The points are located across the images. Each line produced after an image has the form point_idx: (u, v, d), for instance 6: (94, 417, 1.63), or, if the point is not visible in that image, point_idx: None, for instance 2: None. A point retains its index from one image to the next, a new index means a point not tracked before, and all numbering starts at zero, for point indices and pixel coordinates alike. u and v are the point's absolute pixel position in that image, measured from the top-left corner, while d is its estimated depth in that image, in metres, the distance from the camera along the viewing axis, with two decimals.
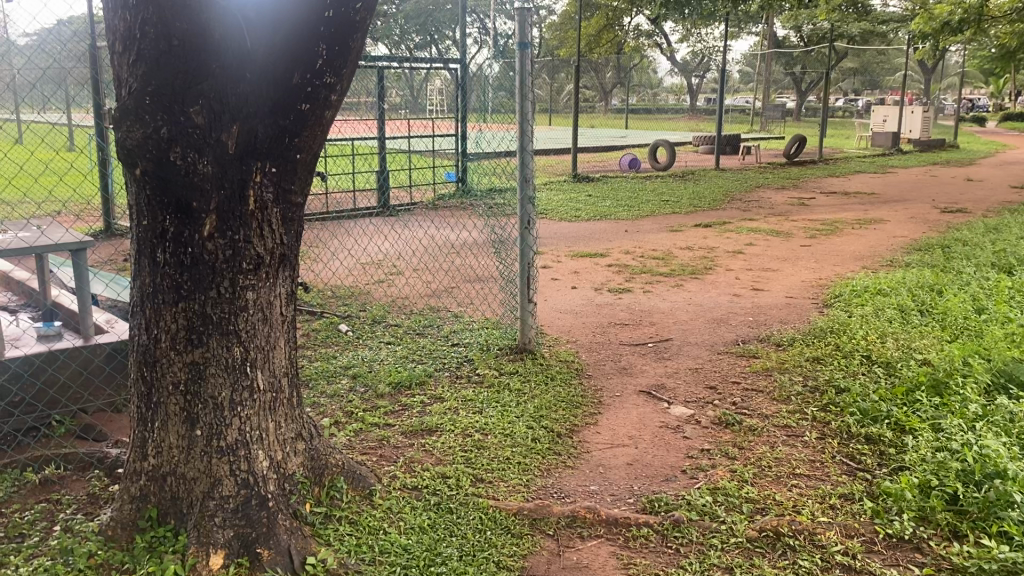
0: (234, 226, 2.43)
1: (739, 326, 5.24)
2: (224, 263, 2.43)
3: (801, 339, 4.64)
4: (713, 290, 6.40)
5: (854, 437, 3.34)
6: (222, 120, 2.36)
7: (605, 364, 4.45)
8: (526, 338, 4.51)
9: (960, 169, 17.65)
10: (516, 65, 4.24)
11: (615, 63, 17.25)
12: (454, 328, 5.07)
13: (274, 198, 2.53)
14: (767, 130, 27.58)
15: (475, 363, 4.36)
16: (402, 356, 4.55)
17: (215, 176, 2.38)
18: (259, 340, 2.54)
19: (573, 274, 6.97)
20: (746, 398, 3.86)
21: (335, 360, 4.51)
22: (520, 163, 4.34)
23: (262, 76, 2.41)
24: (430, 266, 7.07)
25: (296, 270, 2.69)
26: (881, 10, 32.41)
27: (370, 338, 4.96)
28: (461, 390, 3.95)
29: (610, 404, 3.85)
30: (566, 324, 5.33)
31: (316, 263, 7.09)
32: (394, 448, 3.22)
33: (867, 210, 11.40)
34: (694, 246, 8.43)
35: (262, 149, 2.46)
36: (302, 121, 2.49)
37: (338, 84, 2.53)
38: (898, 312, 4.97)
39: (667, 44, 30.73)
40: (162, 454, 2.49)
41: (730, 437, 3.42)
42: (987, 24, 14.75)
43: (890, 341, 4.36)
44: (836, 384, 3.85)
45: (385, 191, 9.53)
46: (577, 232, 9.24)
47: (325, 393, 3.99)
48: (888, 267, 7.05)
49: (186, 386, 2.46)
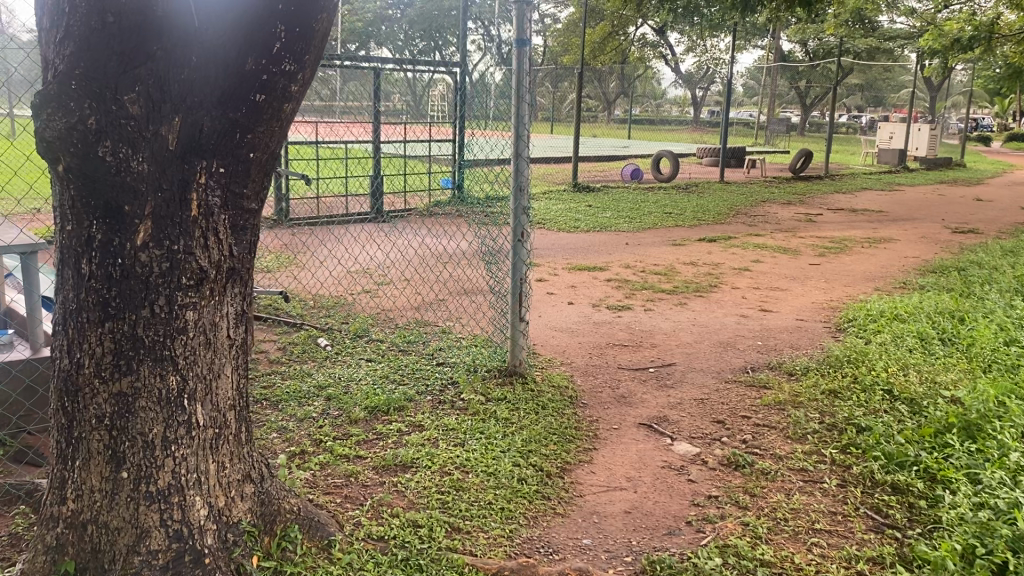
0: (172, 234, 2.08)
1: (748, 351, 4.88)
2: (160, 278, 2.08)
3: (816, 369, 4.29)
4: (718, 310, 6.04)
5: (878, 487, 2.99)
6: (163, 111, 2.02)
7: (603, 391, 4.09)
8: (517, 359, 4.15)
9: (968, 189, 17.29)
10: (513, 65, 3.91)
11: (619, 73, 16.93)
12: (441, 345, 4.72)
13: (222, 203, 2.17)
14: (771, 144, 27.28)
15: (461, 386, 3.99)
16: (383, 376, 4.18)
17: (152, 175, 2.03)
18: (201, 368, 2.18)
19: (570, 288, 6.63)
20: (757, 436, 3.51)
21: (310, 379, 4.15)
22: (514, 168, 3.99)
23: (213, 62, 2.05)
24: (422, 276, 6.73)
25: (248, 286, 2.33)
26: (887, 25, 32.16)
27: (351, 354, 4.60)
28: (443, 417, 3.59)
29: (607, 438, 3.48)
30: (562, 344, 4.97)
31: (301, 270, 6.74)
32: (362, 487, 2.86)
33: (875, 228, 11.05)
34: (698, 262, 8.08)
35: (208, 147, 2.10)
36: (261, 115, 2.14)
37: (301, 72, 2.18)
38: (919, 340, 4.62)
39: (672, 55, 30.44)
40: (82, 499, 2.13)
41: (740, 482, 3.07)
42: (998, 43, 14.46)
43: (912, 373, 4.00)
44: (857, 422, 3.49)
45: (379, 196, 9.17)
46: (578, 244, 8.90)
47: (296, 418, 3.63)
48: (901, 289, 6.72)
49: (113, 421, 2.10)
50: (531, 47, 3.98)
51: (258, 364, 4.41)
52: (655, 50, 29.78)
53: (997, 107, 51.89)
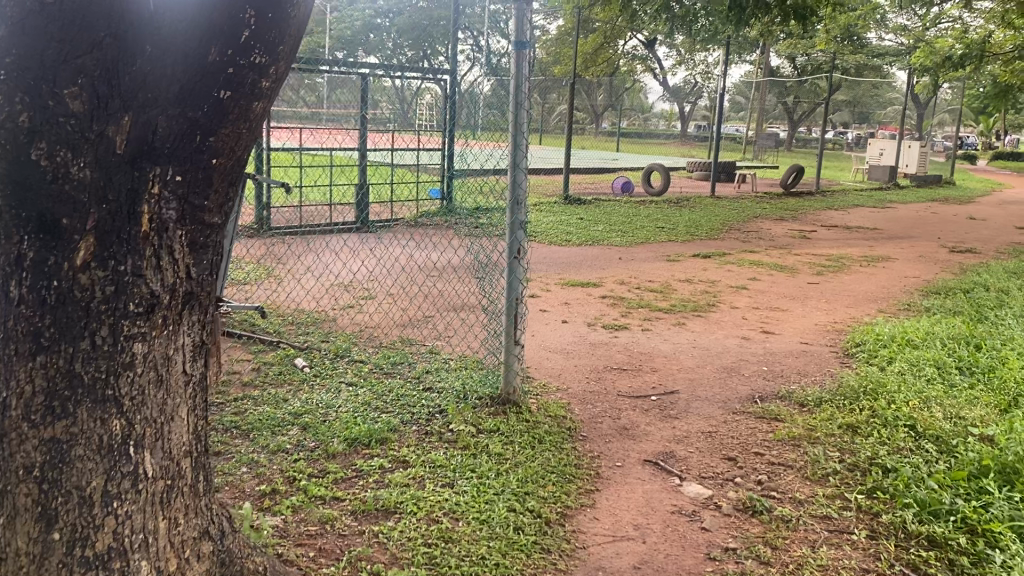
0: (119, 253, 1.76)
1: (754, 377, 4.60)
2: (104, 304, 1.77)
3: (829, 399, 4.01)
4: (719, 331, 5.75)
5: (912, 539, 2.71)
6: (110, 108, 1.70)
7: (603, 421, 3.79)
8: (511, 386, 3.85)
9: (960, 207, 17.11)
10: (512, 69, 3.63)
11: (609, 85, 16.71)
12: (429, 367, 4.41)
13: (178, 216, 1.85)
14: (760, 160, 27.10)
15: (450, 416, 3.68)
16: (364, 403, 3.86)
17: (95, 184, 1.72)
18: (151, 409, 1.87)
19: (563, 305, 6.34)
20: (773, 477, 3.22)
21: (285, 405, 3.84)
22: (511, 181, 3.70)
23: (173, 54, 1.75)
24: (408, 291, 6.42)
25: (207, 313, 2.02)
26: (875, 42, 32.12)
27: (331, 377, 4.28)
28: (429, 452, 3.28)
29: (610, 478, 3.18)
30: (557, 367, 4.67)
31: (280, 283, 6.42)
32: (339, 537, 2.56)
33: (872, 246, 10.80)
34: (694, 279, 7.80)
35: (163, 150, 1.78)
36: (228, 114, 1.84)
37: (273, 65, 1.88)
38: (937, 369, 4.34)
39: (661, 69, 30.25)
40: (5, 563, 1.79)
41: (758, 531, 2.79)
42: (990, 60, 14.31)
43: (936, 407, 3.72)
44: (882, 462, 3.21)
45: (364, 205, 8.87)
46: (570, 258, 8.61)
47: (268, 451, 3.33)
48: (906, 312, 6.46)
49: (43, 473, 1.76)
50: (529, 53, 3.69)
51: (230, 387, 4.09)
52: (645, 64, 29.62)
53: (982, 126, 52.02)
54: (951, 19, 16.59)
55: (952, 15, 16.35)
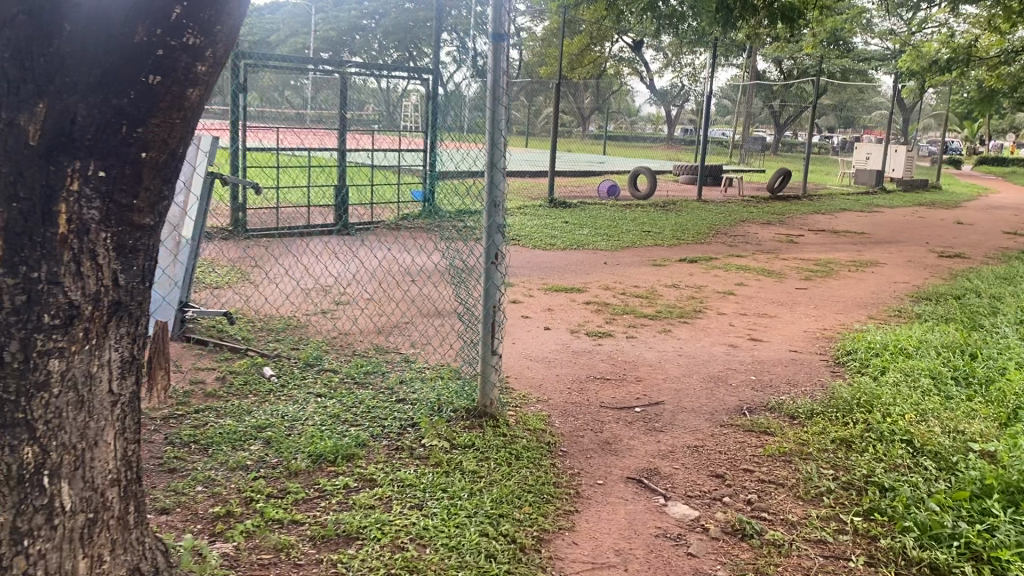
0: (30, 257, 1.55)
1: (742, 387, 4.42)
2: (13, 315, 1.56)
3: (821, 412, 3.84)
4: (705, 339, 5.58)
5: (913, 567, 2.53)
6: (21, 92, 1.51)
7: (584, 435, 3.60)
8: (488, 398, 3.65)
9: (947, 212, 17.02)
10: (489, 66, 3.43)
11: (595, 87, 16.53)
12: (403, 377, 4.21)
13: (102, 217, 1.63)
14: (748, 164, 27.01)
15: (422, 429, 3.47)
16: (332, 416, 3.66)
17: (5, 179, 1.53)
18: (69, 434, 1.66)
19: (546, 311, 6.15)
20: (763, 496, 3.04)
21: (248, 418, 3.63)
22: (489, 181, 3.50)
23: (93, 32, 1.55)
24: (385, 295, 6.22)
25: (139, 325, 1.80)
26: (861, 46, 32.11)
27: (299, 387, 4.07)
28: (399, 470, 3.08)
29: (591, 497, 2.98)
30: (537, 376, 4.47)
31: (253, 287, 6.20)
32: (295, 567, 2.36)
33: (860, 251, 10.66)
34: (679, 284, 7.63)
35: (83, 142, 1.57)
36: (159, 102, 1.63)
37: (209, 48, 1.68)
38: (933, 380, 4.18)
39: (648, 72, 30.09)
40: None
41: (749, 556, 2.60)
42: (977, 65, 14.24)
43: (933, 421, 3.54)
44: (879, 481, 3.04)
45: (344, 208, 8.66)
46: (553, 262, 8.43)
47: (226, 468, 3.12)
48: (898, 318, 6.32)
49: None
50: (509, 48, 3.50)
51: (191, 398, 3.86)
52: (632, 68, 29.50)
53: (966, 131, 52.23)
54: (937, 23, 16.54)
55: (938, 20, 16.30)
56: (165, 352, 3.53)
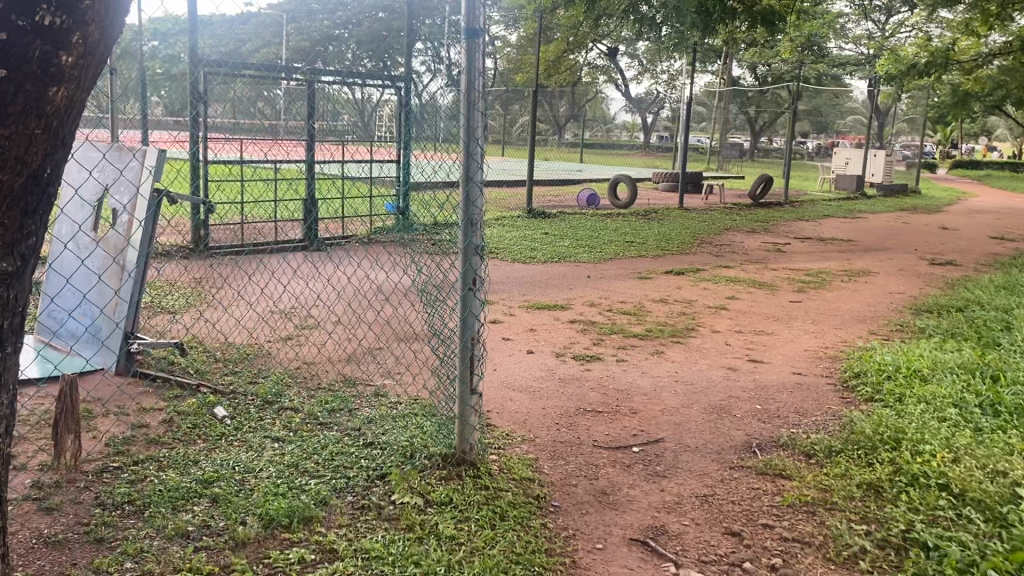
0: None
1: (749, 419, 4.00)
2: None
3: (842, 452, 3.42)
4: (702, 361, 5.17)
5: None
6: None
7: (579, 484, 3.17)
8: (467, 443, 3.21)
9: (930, 217, 16.78)
10: (465, 69, 3.00)
11: (570, 94, 16.44)
12: (371, 417, 3.75)
13: None
14: (727, 171, 26.62)
15: (393, 482, 3.02)
16: (291, 466, 3.20)
17: None
18: None
19: (528, 333, 5.71)
20: (788, 560, 2.62)
21: (194, 470, 3.16)
22: (464, 198, 3.07)
23: None
24: (355, 318, 5.77)
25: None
26: (835, 51, 31.95)
27: (255, 431, 3.60)
28: (366, 537, 2.64)
29: (590, 567, 2.56)
30: (522, 411, 4.02)
31: (210, 311, 5.73)
32: None
33: (850, 260, 10.30)
34: (668, 300, 7.21)
35: None
36: (8, 105, 1.52)
37: (78, 32, 1.58)
38: (957, 410, 3.79)
39: (624, 79, 29.57)
40: None
41: None
42: (956, 68, 14.00)
43: (968, 460, 3.14)
44: (921, 539, 2.62)
45: (312, 223, 8.21)
46: (535, 276, 8.00)
47: (162, 536, 2.65)
48: (900, 334, 5.97)
49: None
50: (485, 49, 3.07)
51: (131, 447, 3.37)
52: (608, 75, 29.00)
53: (939, 136, 52.49)
54: (914, 28, 16.33)
55: (915, 24, 16.08)
56: (76, 415, 3.07)
